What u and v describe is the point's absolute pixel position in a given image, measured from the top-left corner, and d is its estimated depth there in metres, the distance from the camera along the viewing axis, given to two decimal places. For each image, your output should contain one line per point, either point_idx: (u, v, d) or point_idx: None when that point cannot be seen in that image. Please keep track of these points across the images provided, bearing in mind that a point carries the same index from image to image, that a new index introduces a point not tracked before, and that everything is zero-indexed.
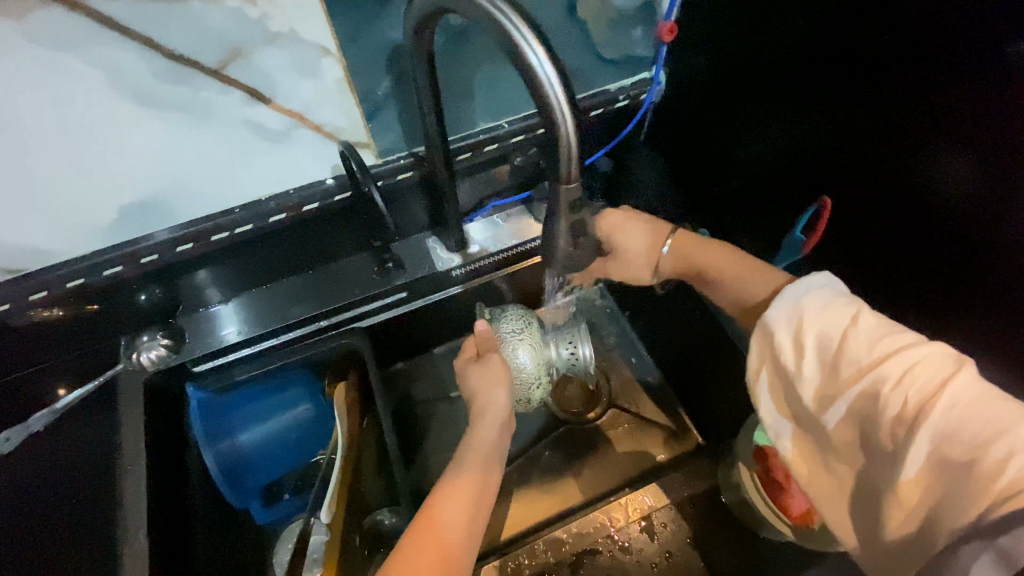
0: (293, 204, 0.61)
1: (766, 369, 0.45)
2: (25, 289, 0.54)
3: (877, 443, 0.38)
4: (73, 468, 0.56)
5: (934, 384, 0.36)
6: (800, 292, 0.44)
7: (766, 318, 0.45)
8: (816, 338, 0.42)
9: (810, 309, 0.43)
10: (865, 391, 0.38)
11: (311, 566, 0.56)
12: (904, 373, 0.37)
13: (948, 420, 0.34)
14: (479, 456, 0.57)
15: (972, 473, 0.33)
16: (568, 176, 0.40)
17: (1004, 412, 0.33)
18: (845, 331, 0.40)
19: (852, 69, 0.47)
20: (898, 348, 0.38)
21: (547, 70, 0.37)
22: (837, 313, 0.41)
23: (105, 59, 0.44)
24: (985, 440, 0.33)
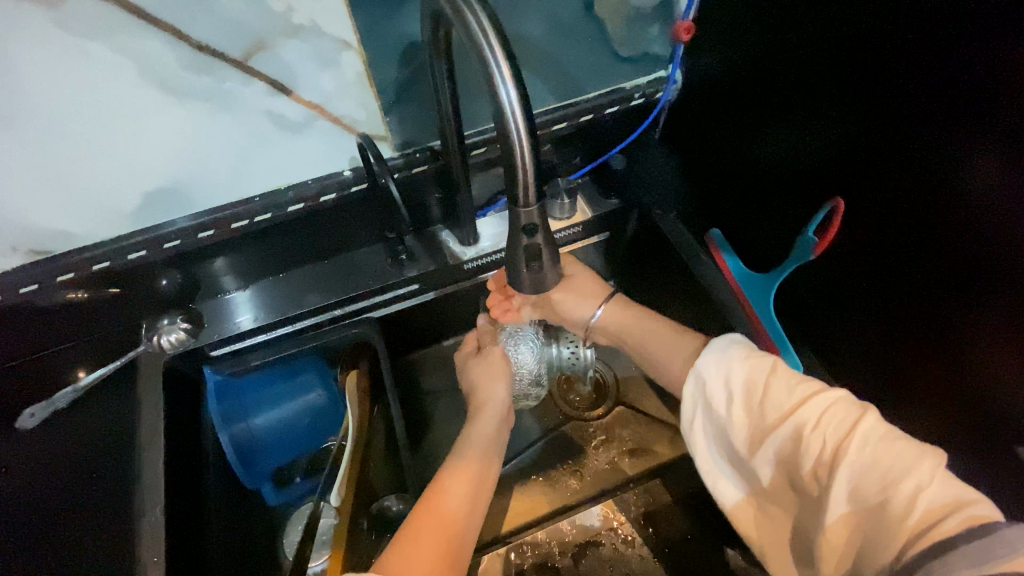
0: (311, 194, 0.63)
1: (701, 419, 0.50)
2: (53, 270, 0.56)
3: (802, 485, 0.43)
4: (94, 445, 0.58)
5: (844, 428, 0.42)
6: (724, 349, 0.51)
7: (699, 370, 0.51)
8: (743, 389, 0.48)
9: (735, 362, 0.49)
10: (789, 436, 0.44)
11: (321, 546, 0.61)
12: (820, 417, 0.43)
13: (862, 460, 0.40)
14: (478, 450, 0.61)
15: (883, 513, 0.38)
16: (527, 199, 0.41)
17: (903, 453, 0.39)
18: (767, 382, 0.46)
19: (869, 69, 0.47)
20: (813, 396, 0.44)
21: (511, 96, 0.38)
22: (756, 367, 0.48)
23: (134, 49, 0.45)
24: (891, 481, 0.38)
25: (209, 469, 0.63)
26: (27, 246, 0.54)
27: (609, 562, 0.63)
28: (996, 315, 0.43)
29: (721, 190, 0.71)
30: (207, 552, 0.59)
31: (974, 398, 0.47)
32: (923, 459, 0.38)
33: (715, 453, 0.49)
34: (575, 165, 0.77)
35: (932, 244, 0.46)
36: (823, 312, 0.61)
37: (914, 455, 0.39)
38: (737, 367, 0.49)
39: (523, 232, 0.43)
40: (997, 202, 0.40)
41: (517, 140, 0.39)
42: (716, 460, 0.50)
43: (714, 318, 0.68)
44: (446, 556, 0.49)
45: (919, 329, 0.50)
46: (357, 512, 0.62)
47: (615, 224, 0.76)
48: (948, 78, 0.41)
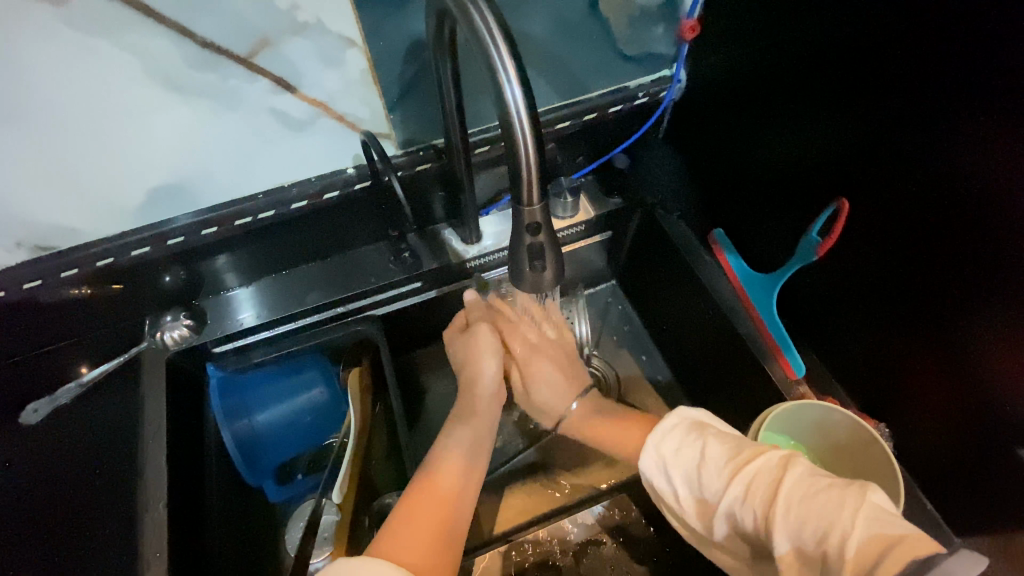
0: (315, 191, 0.63)
1: (662, 508, 0.50)
2: (57, 266, 0.56)
3: (754, 547, 0.43)
4: (97, 440, 0.58)
5: (770, 489, 0.42)
6: (658, 435, 0.51)
7: (642, 470, 0.51)
8: (681, 475, 0.47)
9: (666, 450, 0.49)
10: (728, 509, 0.44)
11: (322, 544, 0.59)
12: (749, 486, 0.43)
13: (793, 521, 0.40)
14: (466, 438, 0.60)
15: (830, 569, 0.37)
16: (530, 199, 0.41)
17: (826, 504, 0.39)
18: (698, 456, 0.47)
19: (875, 70, 0.46)
20: (740, 465, 0.45)
21: (516, 94, 0.38)
22: (688, 449, 0.48)
23: (139, 45, 0.45)
24: (823, 535, 0.38)
25: (211, 466, 0.63)
26: (30, 242, 0.54)
27: (610, 562, 0.64)
28: (1000, 318, 0.43)
29: (724, 191, 0.71)
30: (210, 548, 0.59)
31: (976, 401, 0.47)
32: (844, 506, 0.38)
33: (683, 538, 0.49)
34: (578, 164, 0.77)
35: (937, 247, 0.46)
36: (827, 313, 0.61)
37: (835, 504, 0.39)
38: (672, 451, 0.49)
39: (527, 230, 0.43)
40: (1001, 205, 0.40)
41: (523, 139, 0.39)
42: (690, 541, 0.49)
43: (717, 319, 0.68)
44: (439, 535, 0.50)
45: (923, 331, 0.50)
46: (358, 510, 0.62)
47: (618, 223, 0.76)
48: (954, 80, 0.41)
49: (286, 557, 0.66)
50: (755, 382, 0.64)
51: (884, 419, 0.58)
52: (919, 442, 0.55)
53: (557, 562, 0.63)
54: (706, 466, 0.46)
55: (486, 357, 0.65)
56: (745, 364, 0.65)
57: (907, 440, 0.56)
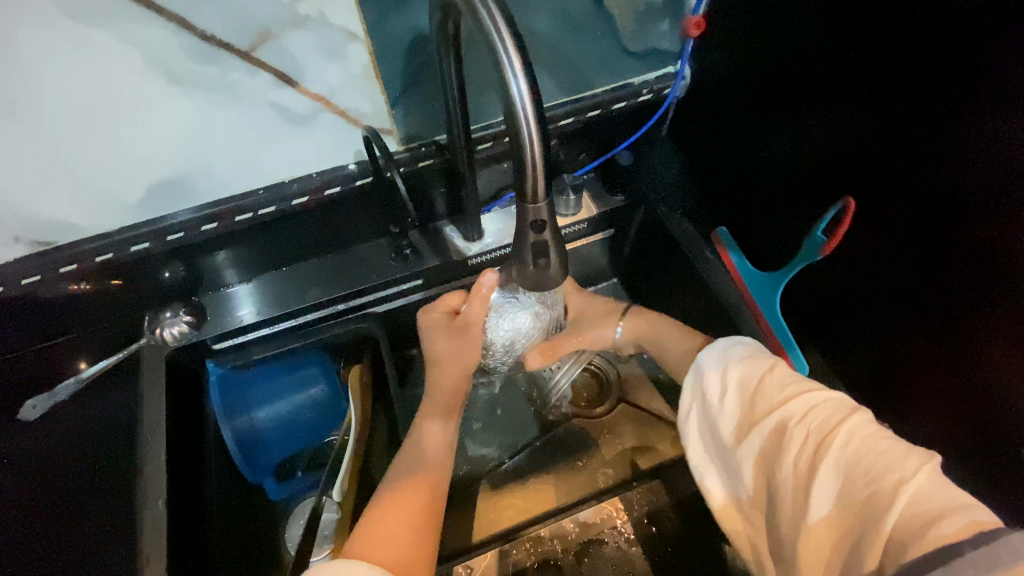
0: (316, 187, 0.62)
1: (697, 412, 0.51)
2: (56, 262, 0.56)
3: (779, 482, 0.43)
4: (96, 437, 0.58)
5: (830, 423, 0.42)
6: (728, 345, 0.53)
7: (700, 362, 0.53)
8: (736, 383, 0.49)
9: (735, 361, 0.50)
10: (773, 426, 0.44)
11: (322, 542, 0.59)
12: (807, 411, 0.44)
13: (848, 453, 0.40)
14: (430, 457, 0.59)
15: (869, 508, 0.38)
16: (535, 195, 0.41)
17: (890, 450, 0.40)
18: (765, 371, 0.48)
19: (881, 68, 0.46)
20: (801, 393, 0.45)
21: (523, 89, 0.37)
22: (756, 363, 0.49)
23: (139, 37, 0.45)
24: (877, 474, 0.39)
25: (211, 462, 0.63)
26: (28, 237, 0.54)
27: (611, 561, 0.64)
28: (1005, 318, 0.43)
29: (728, 188, 0.70)
30: (209, 545, 0.59)
31: (980, 402, 0.47)
32: (910, 456, 0.39)
33: (705, 449, 0.49)
34: (581, 161, 0.76)
35: (942, 245, 0.46)
36: (831, 313, 0.60)
37: (901, 454, 0.39)
38: (736, 362, 0.51)
39: (531, 227, 0.42)
40: (1007, 205, 0.40)
41: (528, 133, 0.38)
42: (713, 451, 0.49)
43: (719, 316, 0.68)
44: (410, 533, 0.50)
45: (928, 331, 0.50)
46: (359, 509, 0.61)
47: (620, 221, 0.76)
48: (961, 78, 0.40)
49: (287, 553, 0.66)
50: None
51: (886, 418, 0.58)
52: (921, 442, 0.55)
53: (559, 562, 0.63)
54: (765, 384, 0.47)
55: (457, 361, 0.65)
56: None
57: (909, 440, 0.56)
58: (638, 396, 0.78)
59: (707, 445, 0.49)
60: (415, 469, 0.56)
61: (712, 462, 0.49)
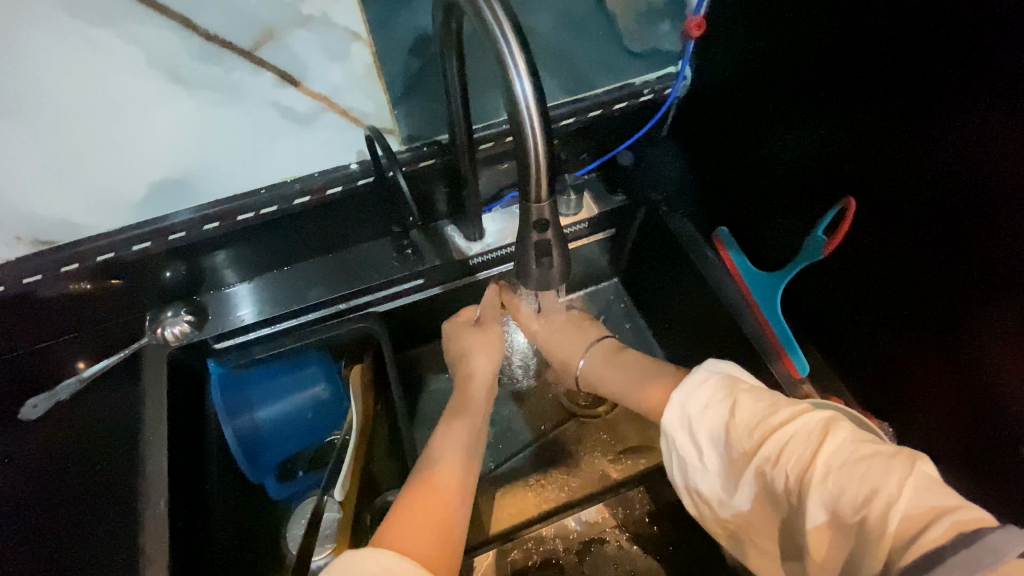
0: (317, 187, 0.62)
1: (677, 465, 0.50)
2: (56, 261, 0.56)
3: (788, 517, 0.42)
4: (97, 436, 0.58)
5: (807, 455, 0.41)
6: (684, 395, 0.50)
7: (665, 424, 0.50)
8: (705, 435, 0.47)
9: (696, 412, 0.49)
10: (756, 473, 0.44)
11: (323, 541, 0.59)
12: (780, 450, 0.42)
13: (828, 487, 0.39)
14: (461, 454, 0.56)
15: (864, 533, 0.37)
16: (538, 195, 0.41)
17: (868, 470, 0.38)
18: (729, 413, 0.47)
19: (882, 68, 0.46)
20: (771, 430, 0.44)
21: (526, 88, 0.38)
22: (716, 410, 0.48)
23: (142, 37, 0.45)
24: (861, 503, 0.37)
25: (211, 462, 0.63)
26: (29, 236, 0.54)
27: (613, 560, 0.64)
28: (1005, 317, 0.43)
29: (729, 189, 0.70)
30: (210, 543, 0.59)
31: (981, 401, 0.47)
32: (889, 472, 0.37)
33: (697, 500, 0.49)
34: (582, 162, 0.77)
35: (943, 245, 0.46)
36: (831, 312, 0.61)
37: (881, 470, 0.38)
38: (699, 411, 0.49)
39: (534, 227, 0.42)
40: (1008, 204, 0.40)
41: (532, 134, 0.39)
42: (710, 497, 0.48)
43: (720, 316, 0.68)
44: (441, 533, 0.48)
45: (929, 331, 0.50)
46: (359, 507, 0.62)
47: (621, 221, 0.76)
48: (962, 78, 0.40)
49: (288, 556, 0.65)
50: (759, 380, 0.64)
51: (887, 418, 0.58)
52: (922, 441, 0.55)
53: (562, 560, 0.63)
54: (734, 431, 0.46)
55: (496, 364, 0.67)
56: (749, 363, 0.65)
57: (910, 440, 0.56)
58: None
59: (699, 494, 0.49)
60: (438, 465, 0.54)
61: (711, 508, 0.48)
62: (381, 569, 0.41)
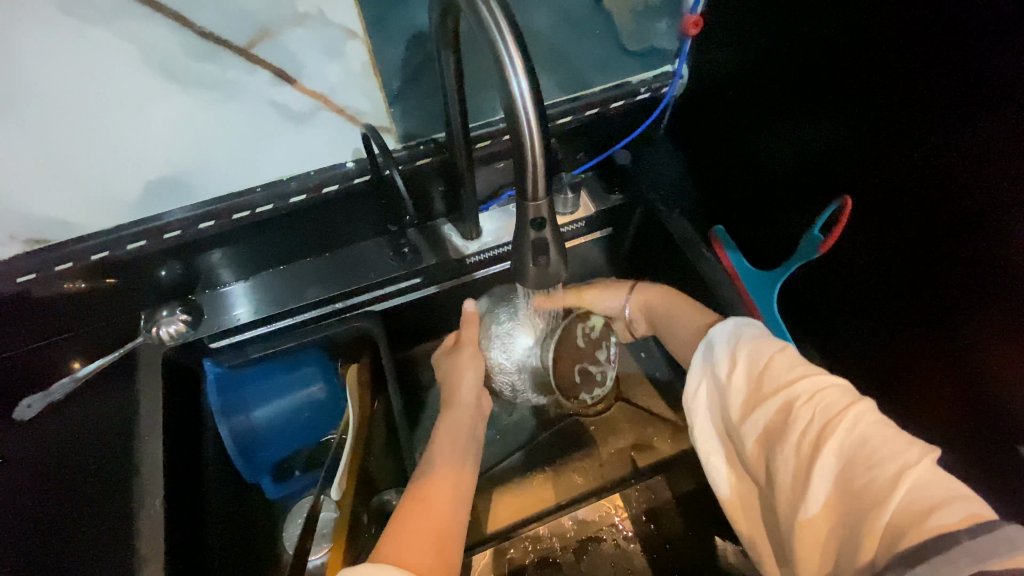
0: (313, 185, 0.62)
1: (703, 387, 0.52)
2: (50, 260, 0.55)
3: (780, 462, 0.44)
4: (92, 436, 0.58)
5: (838, 406, 0.43)
6: (741, 324, 0.53)
7: (711, 336, 0.54)
8: (745, 363, 0.49)
9: (748, 339, 0.51)
10: (780, 406, 0.45)
11: (321, 540, 0.61)
12: (813, 393, 0.44)
13: (850, 440, 0.41)
14: (450, 461, 0.59)
15: (867, 494, 0.39)
16: (534, 193, 0.41)
17: (892, 440, 0.40)
18: (775, 351, 0.49)
19: (879, 67, 0.46)
20: (809, 375, 0.46)
21: (523, 88, 0.37)
22: (765, 343, 0.50)
23: (136, 34, 0.45)
24: (878, 462, 0.39)
25: (208, 461, 0.63)
26: (23, 235, 0.53)
27: (610, 559, 0.64)
28: (1000, 314, 0.43)
29: (726, 187, 0.70)
30: (207, 543, 0.59)
31: (977, 399, 0.47)
32: (912, 446, 0.40)
33: (710, 422, 0.51)
34: (579, 160, 0.77)
35: (939, 243, 0.46)
36: (827, 311, 0.61)
37: (904, 443, 0.40)
38: (747, 341, 0.51)
39: (531, 226, 0.42)
40: (1003, 204, 0.40)
41: (529, 133, 0.39)
42: (719, 428, 0.50)
43: (717, 315, 0.68)
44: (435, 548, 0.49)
45: (925, 328, 0.50)
46: (356, 506, 0.61)
47: (618, 220, 0.76)
48: (958, 77, 0.40)
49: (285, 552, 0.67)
50: None
51: (883, 415, 0.58)
52: (917, 438, 0.55)
53: (559, 559, 0.63)
54: (773, 366, 0.48)
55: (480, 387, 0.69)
56: None
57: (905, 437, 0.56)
58: (636, 394, 0.78)
59: (712, 418, 0.51)
60: (429, 478, 0.56)
61: (720, 439, 0.50)
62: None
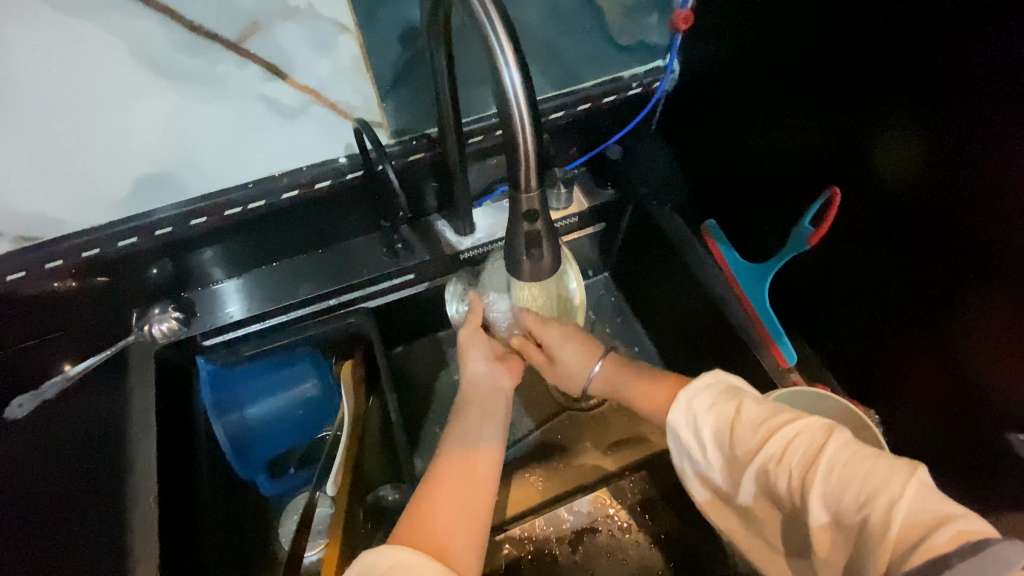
0: (305, 181, 0.62)
1: (683, 461, 0.49)
2: (40, 257, 0.55)
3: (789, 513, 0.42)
4: (83, 435, 0.57)
5: (812, 453, 0.40)
6: (688, 394, 0.49)
7: (670, 421, 0.49)
8: (710, 431, 0.46)
9: (701, 407, 0.47)
10: (759, 469, 0.43)
11: (316, 536, 0.61)
12: (785, 447, 0.42)
13: (830, 484, 0.38)
14: (463, 441, 0.53)
15: (866, 537, 0.36)
16: (527, 185, 0.41)
17: (871, 469, 0.37)
18: (735, 413, 0.45)
19: (867, 60, 0.47)
20: (774, 428, 0.43)
21: (515, 80, 0.38)
22: (721, 409, 0.46)
23: (125, 28, 0.44)
24: (865, 500, 0.37)
25: (201, 460, 0.63)
26: (12, 233, 0.53)
27: (606, 549, 0.64)
28: (988, 302, 0.44)
29: (718, 181, 0.71)
30: (199, 542, 0.58)
31: (969, 387, 0.48)
32: (893, 471, 0.37)
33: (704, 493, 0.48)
34: (571, 156, 0.77)
35: (928, 233, 0.46)
36: (817, 302, 0.62)
37: (886, 472, 0.37)
38: (702, 408, 0.47)
39: (524, 218, 0.42)
40: (993, 191, 0.40)
41: (521, 125, 0.39)
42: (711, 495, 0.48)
43: (711, 308, 0.68)
44: (451, 542, 0.45)
45: (914, 319, 0.50)
46: (352, 503, 0.61)
47: (610, 215, 0.76)
48: (945, 69, 0.41)
49: (281, 550, 0.66)
50: (749, 370, 0.65)
51: (873, 405, 0.59)
52: (909, 427, 0.56)
53: (555, 550, 0.63)
54: (737, 429, 0.44)
55: (494, 364, 0.62)
56: (738, 354, 0.66)
57: (895, 426, 0.57)
58: None
59: (702, 489, 0.48)
60: (438, 465, 0.51)
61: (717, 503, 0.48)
62: (394, 562, 0.40)
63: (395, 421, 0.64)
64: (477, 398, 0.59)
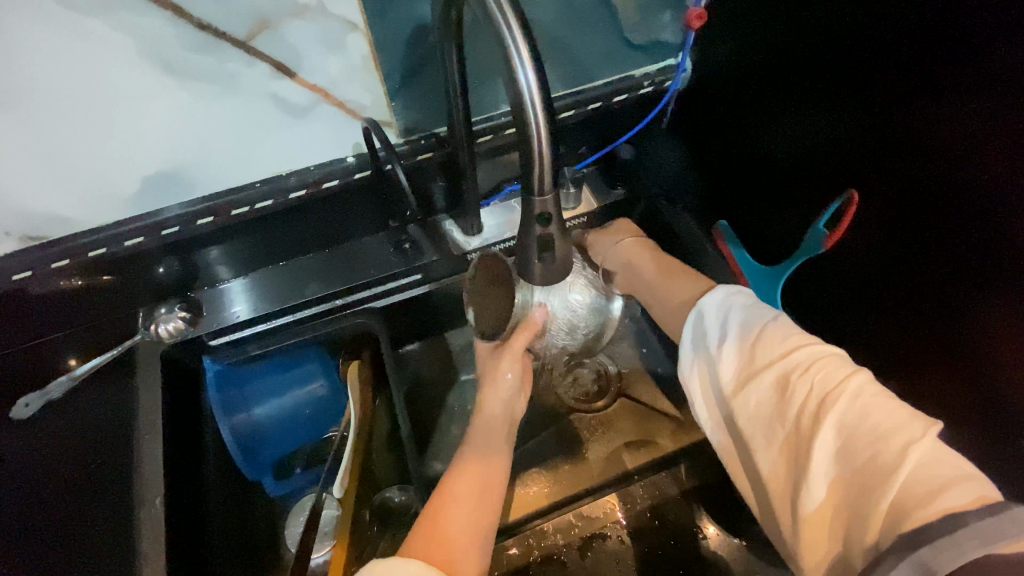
0: (313, 180, 0.61)
1: (694, 366, 0.50)
2: (47, 256, 0.54)
3: (782, 436, 0.42)
4: (90, 435, 0.57)
5: (838, 378, 0.41)
6: (726, 302, 0.51)
7: (702, 310, 0.52)
8: (737, 334, 0.48)
9: (738, 313, 0.49)
10: (777, 377, 0.43)
11: (323, 538, 0.61)
12: (813, 363, 0.42)
13: (851, 411, 0.39)
14: (477, 456, 0.57)
15: (870, 471, 0.37)
16: (541, 188, 0.40)
17: (895, 411, 0.38)
18: (768, 322, 0.47)
19: (886, 60, 0.46)
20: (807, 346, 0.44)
21: (531, 79, 0.37)
22: (757, 315, 0.48)
23: (134, 26, 0.44)
24: (882, 435, 0.37)
25: (208, 459, 0.62)
26: (20, 231, 0.52)
27: (615, 556, 0.63)
28: None
29: (729, 183, 0.70)
30: (206, 543, 0.58)
31: None
32: (915, 420, 0.38)
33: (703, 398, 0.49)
34: (581, 155, 0.76)
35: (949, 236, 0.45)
36: None
37: (906, 417, 0.38)
38: (738, 314, 0.49)
39: (537, 221, 0.41)
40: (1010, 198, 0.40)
41: (536, 125, 0.38)
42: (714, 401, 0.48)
43: None
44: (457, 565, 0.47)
45: None
46: (359, 504, 0.61)
47: (619, 215, 0.76)
48: (963, 74, 0.40)
49: (286, 550, 0.65)
50: None
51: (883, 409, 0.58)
52: None
53: (563, 555, 0.63)
54: (768, 335, 0.46)
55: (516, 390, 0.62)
56: None
57: None
58: (638, 391, 0.77)
59: (700, 394, 0.49)
60: (455, 472, 0.55)
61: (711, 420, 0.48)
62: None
63: (404, 429, 0.63)
64: (490, 422, 0.60)
